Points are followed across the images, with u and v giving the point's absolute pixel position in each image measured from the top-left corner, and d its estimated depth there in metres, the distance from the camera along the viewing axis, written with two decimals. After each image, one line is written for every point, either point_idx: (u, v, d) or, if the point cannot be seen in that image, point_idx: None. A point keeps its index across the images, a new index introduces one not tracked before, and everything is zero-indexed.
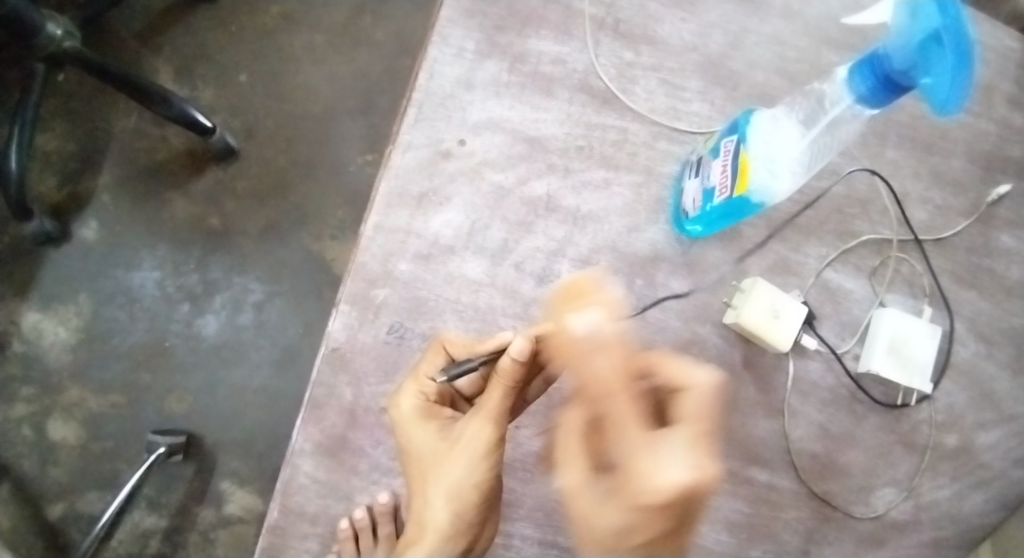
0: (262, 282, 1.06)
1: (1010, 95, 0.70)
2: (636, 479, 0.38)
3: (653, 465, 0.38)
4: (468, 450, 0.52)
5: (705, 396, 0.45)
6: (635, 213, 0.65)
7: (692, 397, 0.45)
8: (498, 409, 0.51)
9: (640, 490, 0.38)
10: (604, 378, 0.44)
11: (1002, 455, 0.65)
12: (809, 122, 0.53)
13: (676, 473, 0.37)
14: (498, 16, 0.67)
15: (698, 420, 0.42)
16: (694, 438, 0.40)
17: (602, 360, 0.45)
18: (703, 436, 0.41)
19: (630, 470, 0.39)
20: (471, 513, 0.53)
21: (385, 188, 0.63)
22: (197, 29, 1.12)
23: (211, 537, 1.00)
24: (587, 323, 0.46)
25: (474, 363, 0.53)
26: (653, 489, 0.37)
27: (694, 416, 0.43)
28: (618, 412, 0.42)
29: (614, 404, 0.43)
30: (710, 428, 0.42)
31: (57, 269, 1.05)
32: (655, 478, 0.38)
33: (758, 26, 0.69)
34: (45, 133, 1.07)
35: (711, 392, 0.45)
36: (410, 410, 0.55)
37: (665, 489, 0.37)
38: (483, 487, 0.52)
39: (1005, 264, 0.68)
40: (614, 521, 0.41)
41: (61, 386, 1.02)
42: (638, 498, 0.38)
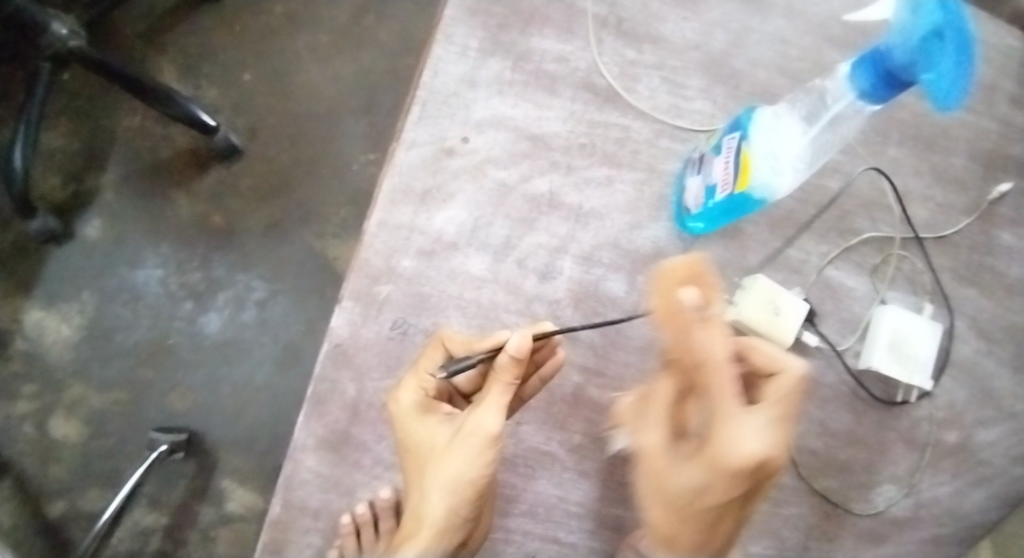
0: (265, 281, 1.07)
1: (1012, 94, 0.71)
2: (719, 444, 0.46)
3: (732, 434, 0.46)
4: (465, 446, 0.51)
5: (791, 384, 0.49)
6: (637, 211, 0.65)
7: (784, 381, 0.49)
8: (497, 405, 0.51)
9: (718, 454, 0.46)
10: (712, 353, 0.48)
11: (1003, 453, 0.65)
12: (810, 118, 0.53)
13: (753, 443, 0.45)
14: (502, 14, 0.68)
15: (780, 401, 0.48)
16: (773, 417, 0.47)
17: (701, 333, 0.48)
18: (783, 417, 0.48)
19: (719, 438, 0.46)
20: (466, 509, 0.53)
21: (388, 184, 0.63)
22: (202, 28, 1.13)
23: (213, 534, 1.00)
24: (692, 298, 0.49)
25: (473, 360, 0.53)
26: (731, 455, 0.45)
27: (785, 396, 0.49)
28: (716, 390, 0.47)
29: (717, 377, 0.47)
30: (790, 410, 0.48)
31: (61, 266, 1.05)
32: (734, 449, 0.45)
33: (759, 26, 0.70)
34: (49, 131, 1.08)
35: (797, 379, 0.50)
36: (409, 405, 0.55)
37: (740, 458, 0.44)
38: (479, 484, 0.52)
39: (1007, 263, 0.68)
40: (690, 479, 0.49)
41: (63, 383, 1.02)
42: (719, 462, 0.46)
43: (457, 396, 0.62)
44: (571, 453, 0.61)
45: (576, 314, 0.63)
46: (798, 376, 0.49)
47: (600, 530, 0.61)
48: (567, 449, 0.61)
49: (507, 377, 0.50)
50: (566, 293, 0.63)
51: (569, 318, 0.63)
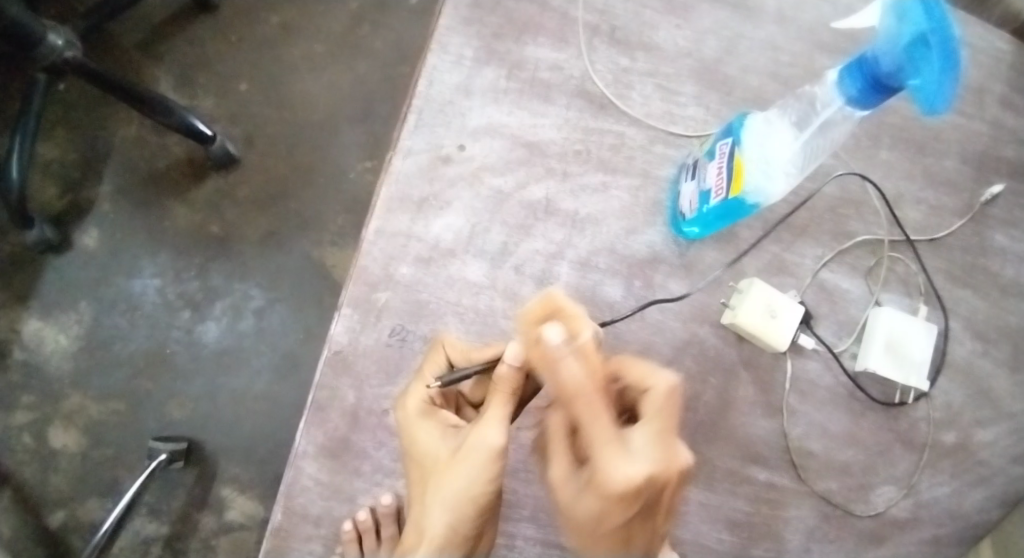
0: (263, 289, 1.07)
1: (1002, 97, 0.72)
2: (603, 476, 0.42)
3: (615, 461, 0.42)
4: (467, 459, 0.51)
5: (665, 398, 0.46)
6: (633, 216, 0.66)
7: (654, 397, 0.46)
8: (499, 418, 0.50)
9: (605, 485, 0.42)
10: (574, 384, 0.43)
11: (999, 452, 0.66)
12: (801, 124, 0.54)
13: (635, 470, 0.42)
14: (496, 24, 0.68)
15: (658, 416, 0.45)
16: (654, 435, 0.44)
17: (574, 366, 0.43)
18: (664, 432, 0.45)
19: (602, 470, 0.42)
20: (469, 524, 0.53)
21: (385, 193, 0.64)
22: (197, 38, 1.14)
23: (213, 544, 1.00)
24: (556, 335, 0.43)
25: (472, 370, 0.54)
26: (616, 483, 0.42)
27: (659, 412, 0.45)
28: (586, 420, 0.43)
29: (584, 411, 0.43)
30: (671, 423, 0.45)
31: (58, 277, 1.05)
32: (618, 475, 0.42)
33: (751, 32, 0.70)
34: (46, 142, 1.08)
35: (668, 395, 0.46)
36: (415, 414, 0.56)
37: (623, 484, 0.41)
38: (481, 499, 0.51)
39: (1000, 263, 0.69)
40: (587, 510, 0.45)
41: (61, 393, 1.02)
42: (605, 491, 0.42)
43: (465, 406, 0.62)
44: None
45: None
46: (670, 390, 0.46)
47: None
48: None
49: (508, 388, 0.51)
50: (564, 299, 0.64)
51: None
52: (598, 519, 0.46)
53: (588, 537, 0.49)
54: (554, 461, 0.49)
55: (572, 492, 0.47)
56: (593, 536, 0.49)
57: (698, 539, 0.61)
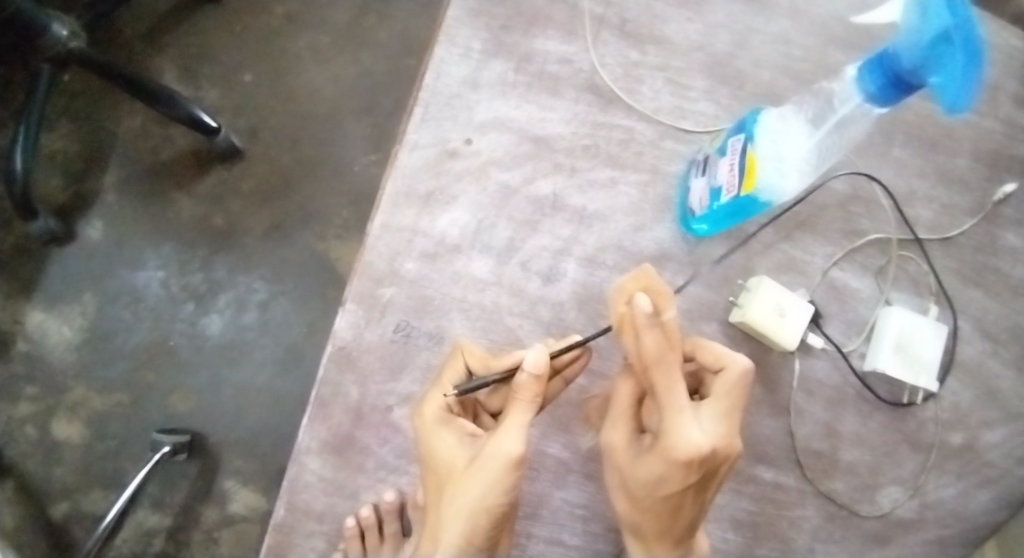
0: (267, 282, 1.06)
1: (1016, 94, 0.70)
2: (671, 441, 0.50)
3: (683, 427, 0.50)
4: (485, 470, 0.50)
5: (738, 377, 0.51)
6: (641, 212, 0.65)
7: (727, 375, 0.52)
8: (519, 426, 0.50)
9: (670, 448, 0.50)
10: (653, 356, 0.49)
11: (1008, 454, 0.65)
12: (819, 120, 0.53)
13: (700, 438, 0.49)
14: (504, 15, 0.67)
15: (724, 394, 0.52)
16: (721, 410, 0.52)
17: (653, 339, 0.49)
18: (732, 408, 0.52)
19: (668, 433, 0.50)
20: (483, 536, 0.52)
21: (391, 187, 0.63)
22: (202, 29, 1.13)
23: (215, 536, 1.00)
24: (644, 305, 0.49)
25: (491, 379, 0.53)
26: (681, 448, 0.49)
27: (728, 390, 0.52)
28: (665, 384, 0.50)
29: (660, 379, 0.50)
30: (738, 402, 0.52)
31: (62, 268, 1.05)
32: (686, 440, 0.49)
33: (763, 26, 0.69)
34: (50, 132, 1.08)
35: (741, 375, 0.51)
36: (432, 421, 0.55)
37: (688, 450, 0.49)
38: (496, 511, 0.51)
39: (1012, 263, 0.68)
40: (648, 471, 0.52)
41: (65, 385, 1.02)
42: (670, 454, 0.50)
43: (482, 413, 0.62)
44: (576, 456, 0.61)
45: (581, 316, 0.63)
46: (744, 371, 0.51)
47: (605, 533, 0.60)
48: (573, 452, 0.61)
49: (530, 395, 0.51)
50: (570, 296, 0.63)
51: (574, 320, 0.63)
52: (654, 485, 0.53)
53: (637, 507, 0.55)
54: (618, 428, 0.55)
55: (635, 453, 0.54)
56: (645, 510, 0.54)
57: (703, 539, 0.61)
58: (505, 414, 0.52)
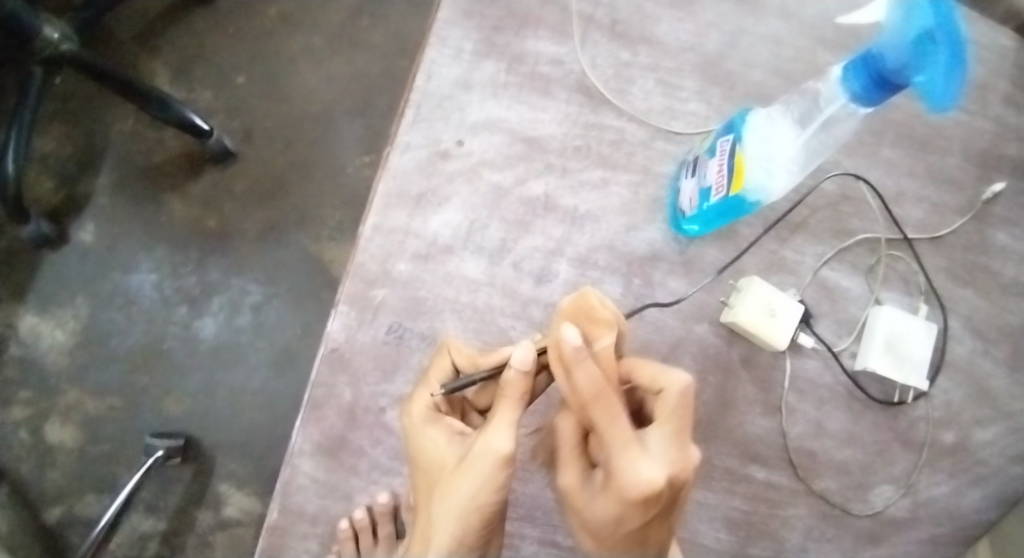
0: (261, 284, 1.06)
1: (1005, 94, 0.71)
2: (621, 479, 0.44)
3: (633, 464, 0.44)
4: (475, 469, 0.50)
5: (678, 397, 0.46)
6: (633, 213, 0.65)
7: (668, 395, 0.47)
8: (507, 424, 0.50)
9: (623, 488, 0.44)
10: (591, 391, 0.44)
11: (1000, 452, 0.65)
12: (805, 120, 0.54)
13: (653, 471, 0.44)
14: (496, 17, 0.67)
15: (670, 416, 0.46)
16: (669, 436, 0.46)
17: (588, 374, 0.44)
18: (677, 432, 0.46)
19: (618, 474, 0.44)
20: (474, 534, 0.52)
21: (383, 188, 0.63)
22: (195, 31, 1.13)
23: (210, 539, 1.00)
24: (574, 337, 0.44)
25: (478, 377, 0.53)
26: (633, 486, 0.43)
27: (675, 409, 0.46)
28: (603, 425, 0.44)
29: (602, 416, 0.44)
30: (684, 423, 0.47)
31: (54, 272, 1.05)
32: (636, 478, 0.43)
33: (753, 27, 0.70)
34: (42, 136, 1.07)
35: (682, 394, 0.46)
36: (421, 420, 0.55)
37: (642, 487, 0.43)
38: (486, 510, 0.51)
39: (1001, 262, 0.68)
40: (605, 511, 0.47)
41: (58, 389, 1.02)
42: (625, 495, 0.44)
43: (470, 411, 0.62)
44: None
45: None
46: (684, 389, 0.47)
47: None
48: None
49: (517, 393, 0.50)
50: (562, 296, 0.63)
51: None
52: (618, 521, 0.48)
53: (606, 541, 0.50)
54: (565, 470, 0.50)
55: (587, 493, 0.49)
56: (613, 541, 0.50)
57: (696, 538, 0.61)
58: (493, 412, 0.51)
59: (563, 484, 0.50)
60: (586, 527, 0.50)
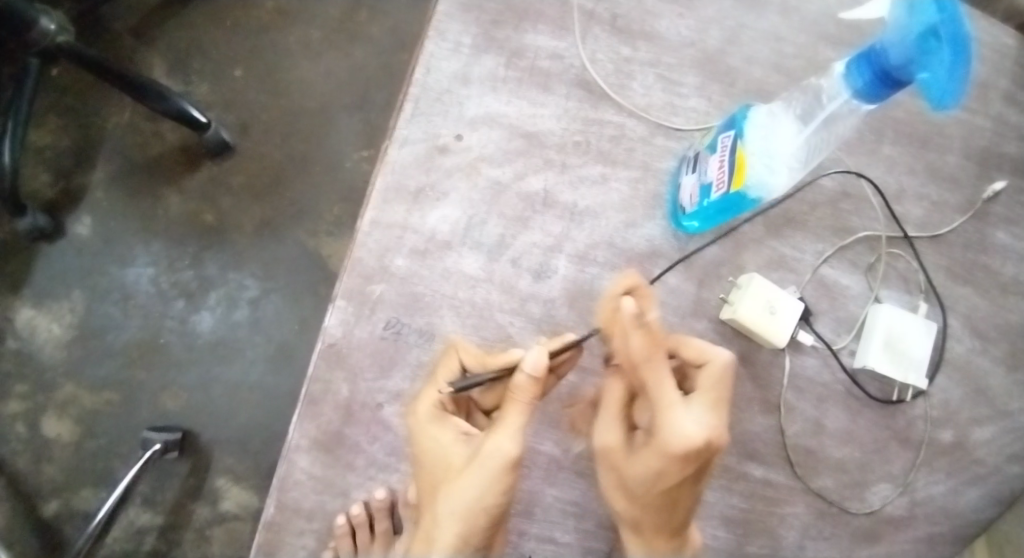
0: (257, 279, 1.06)
1: (1008, 92, 0.71)
2: (663, 432, 0.48)
3: (676, 421, 0.48)
4: (481, 470, 0.50)
5: (722, 369, 0.50)
6: (632, 209, 0.65)
7: (712, 366, 0.51)
8: (515, 427, 0.50)
9: (665, 442, 0.48)
10: (640, 355, 0.49)
11: (997, 451, 0.65)
12: (806, 117, 0.53)
13: (692, 429, 0.47)
14: (495, 10, 0.67)
15: (713, 386, 0.50)
16: (708, 403, 0.49)
17: (639, 340, 0.49)
18: (718, 400, 0.50)
19: (663, 429, 0.48)
20: (478, 537, 0.52)
21: (381, 183, 0.63)
22: (193, 24, 1.12)
23: (207, 534, 0.99)
24: (631, 305, 0.49)
25: (484, 378, 0.53)
26: (675, 440, 0.47)
27: (716, 383, 0.50)
28: (653, 384, 0.49)
29: (654, 378, 0.49)
30: (724, 395, 0.50)
31: (51, 265, 1.04)
32: (679, 434, 0.47)
33: (754, 22, 0.69)
34: (38, 128, 1.07)
35: (725, 367, 0.50)
36: (425, 420, 0.55)
37: (683, 442, 0.47)
38: (492, 512, 0.51)
39: (1001, 261, 0.68)
40: (644, 469, 0.50)
41: (55, 382, 1.02)
42: (665, 449, 0.48)
43: (477, 412, 0.61)
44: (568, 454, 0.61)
45: (572, 312, 0.63)
46: (726, 363, 0.50)
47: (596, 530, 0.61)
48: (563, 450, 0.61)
49: (526, 395, 0.50)
50: (561, 293, 0.63)
51: (564, 317, 0.62)
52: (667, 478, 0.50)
53: (638, 503, 0.53)
54: (603, 424, 0.54)
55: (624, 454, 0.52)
56: (650, 501, 0.52)
57: (693, 534, 0.61)
58: (499, 414, 0.51)
59: (601, 440, 0.54)
60: (620, 483, 0.53)
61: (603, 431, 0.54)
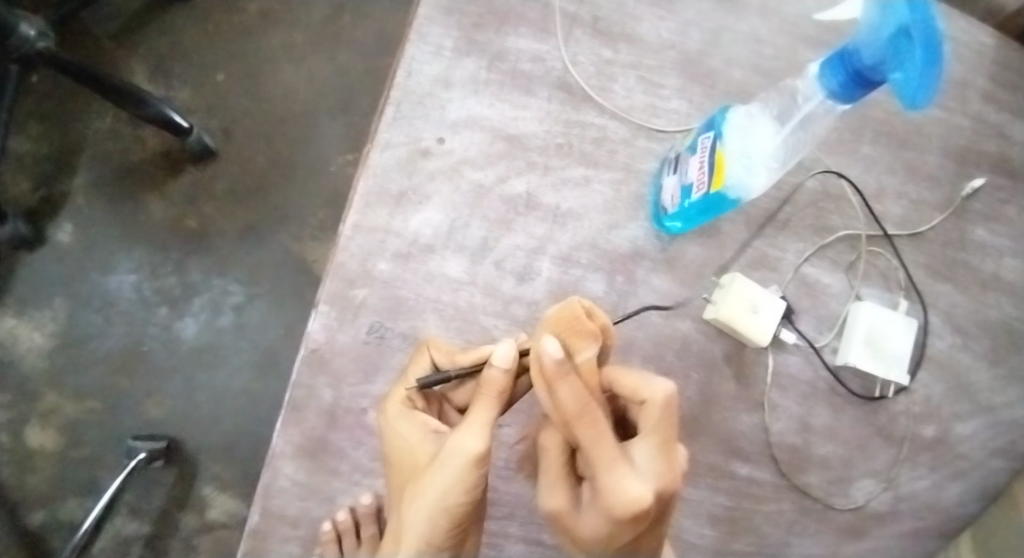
0: (242, 284, 1.05)
1: (985, 91, 0.71)
2: (608, 497, 0.44)
3: (619, 481, 0.44)
4: (448, 467, 0.49)
5: (660, 409, 0.46)
6: (615, 210, 0.65)
7: (652, 406, 0.46)
8: (482, 423, 0.49)
9: (611, 503, 0.44)
10: (574, 408, 0.45)
11: (980, 446, 0.66)
12: (783, 118, 0.54)
13: (639, 488, 0.43)
14: (476, 14, 0.67)
15: (656, 429, 0.46)
16: (655, 449, 0.46)
17: (569, 390, 0.45)
18: (662, 444, 0.46)
19: (605, 491, 0.44)
20: (445, 536, 0.51)
21: (363, 186, 0.62)
22: (174, 29, 1.11)
23: (194, 543, 0.98)
24: (555, 350, 0.45)
25: (453, 374, 0.53)
26: (619, 502, 0.43)
27: (661, 423, 0.46)
28: (591, 439, 0.45)
29: (585, 431, 0.45)
30: (670, 435, 0.46)
31: (33, 273, 1.03)
32: (622, 496, 0.43)
33: (734, 24, 0.70)
34: (18, 134, 1.06)
35: (664, 406, 0.46)
36: (397, 418, 0.55)
37: (629, 503, 0.43)
38: (457, 511, 0.50)
39: (981, 258, 0.68)
40: (596, 530, 0.47)
41: (37, 392, 1.00)
42: (609, 511, 0.44)
43: (450, 410, 0.62)
44: None
45: None
46: (669, 397, 0.46)
47: None
48: None
49: (496, 391, 0.50)
50: (545, 295, 0.63)
51: (548, 318, 0.62)
52: (627, 532, 0.46)
53: (596, 551, 0.50)
54: (546, 486, 0.50)
55: (573, 509, 0.49)
56: (606, 550, 0.49)
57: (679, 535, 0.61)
58: (468, 411, 0.51)
59: (547, 503, 0.49)
60: (572, 534, 0.50)
61: (547, 493, 0.50)
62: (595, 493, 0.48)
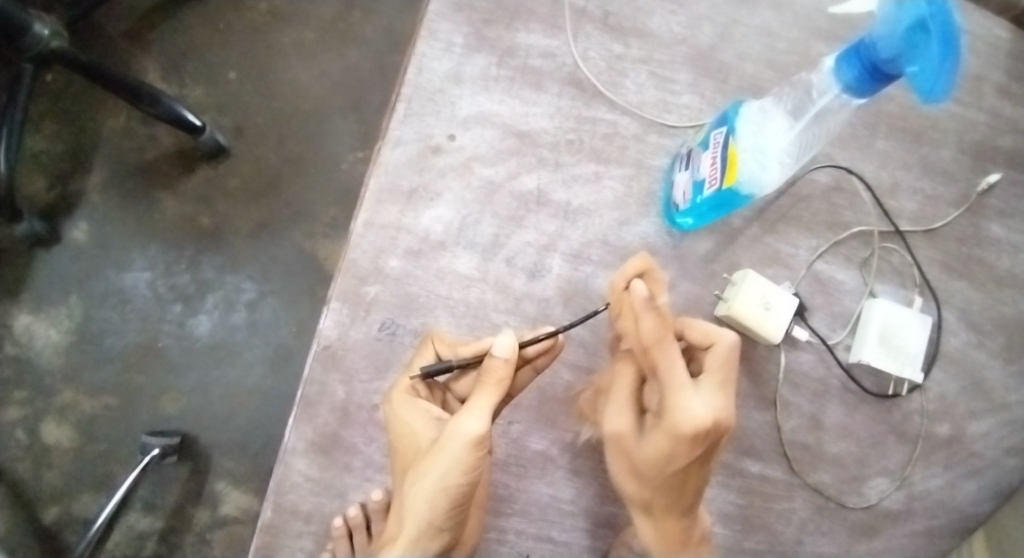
0: (254, 281, 1.06)
1: (1001, 85, 0.70)
2: (672, 415, 0.52)
3: (685, 404, 0.51)
4: (449, 449, 0.51)
5: (728, 351, 0.53)
6: (626, 207, 0.65)
7: (719, 350, 0.53)
8: (482, 408, 0.51)
9: (674, 422, 0.51)
10: (652, 337, 0.51)
11: (995, 444, 0.65)
12: (797, 112, 0.53)
13: (700, 410, 0.51)
14: (486, 9, 0.67)
15: (719, 370, 0.53)
16: (715, 385, 0.53)
17: (650, 321, 0.51)
18: (723, 384, 0.53)
19: (671, 412, 0.52)
20: (444, 519, 0.52)
21: (374, 183, 0.63)
22: (186, 27, 1.12)
23: (208, 537, 0.99)
24: (642, 289, 0.51)
25: (455, 363, 0.54)
26: (686, 421, 0.51)
27: (723, 366, 0.53)
28: (666, 367, 0.52)
29: (662, 358, 0.52)
30: (729, 377, 0.54)
31: (48, 270, 1.04)
32: (688, 417, 0.51)
33: (746, 18, 0.69)
34: (33, 133, 1.07)
35: (731, 348, 0.53)
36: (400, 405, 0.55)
37: (692, 422, 0.51)
38: (456, 493, 0.51)
39: (996, 254, 0.68)
40: (654, 450, 0.54)
41: (54, 388, 1.02)
42: (675, 430, 0.52)
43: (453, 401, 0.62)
44: (563, 452, 0.61)
45: (566, 311, 0.63)
46: (733, 343, 0.53)
47: (591, 528, 0.61)
48: (560, 447, 0.61)
49: (497, 379, 0.51)
50: (555, 291, 0.63)
51: (559, 315, 0.62)
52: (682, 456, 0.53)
53: (644, 481, 0.56)
54: (614, 410, 0.57)
55: (632, 431, 0.56)
56: (657, 478, 0.55)
57: None
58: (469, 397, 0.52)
59: (610, 427, 0.56)
60: (625, 457, 0.56)
61: (615, 417, 0.56)
62: (659, 419, 0.54)
